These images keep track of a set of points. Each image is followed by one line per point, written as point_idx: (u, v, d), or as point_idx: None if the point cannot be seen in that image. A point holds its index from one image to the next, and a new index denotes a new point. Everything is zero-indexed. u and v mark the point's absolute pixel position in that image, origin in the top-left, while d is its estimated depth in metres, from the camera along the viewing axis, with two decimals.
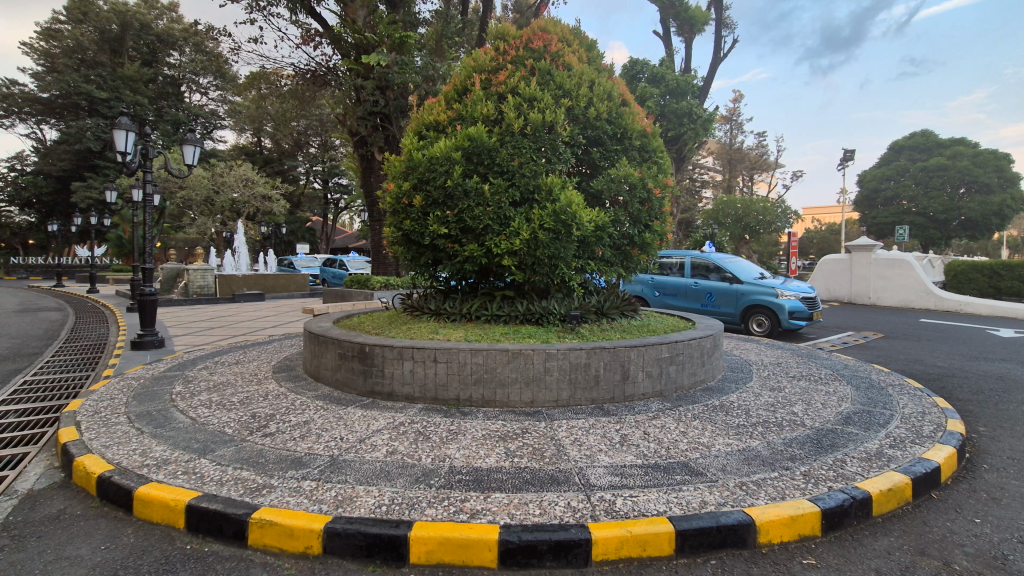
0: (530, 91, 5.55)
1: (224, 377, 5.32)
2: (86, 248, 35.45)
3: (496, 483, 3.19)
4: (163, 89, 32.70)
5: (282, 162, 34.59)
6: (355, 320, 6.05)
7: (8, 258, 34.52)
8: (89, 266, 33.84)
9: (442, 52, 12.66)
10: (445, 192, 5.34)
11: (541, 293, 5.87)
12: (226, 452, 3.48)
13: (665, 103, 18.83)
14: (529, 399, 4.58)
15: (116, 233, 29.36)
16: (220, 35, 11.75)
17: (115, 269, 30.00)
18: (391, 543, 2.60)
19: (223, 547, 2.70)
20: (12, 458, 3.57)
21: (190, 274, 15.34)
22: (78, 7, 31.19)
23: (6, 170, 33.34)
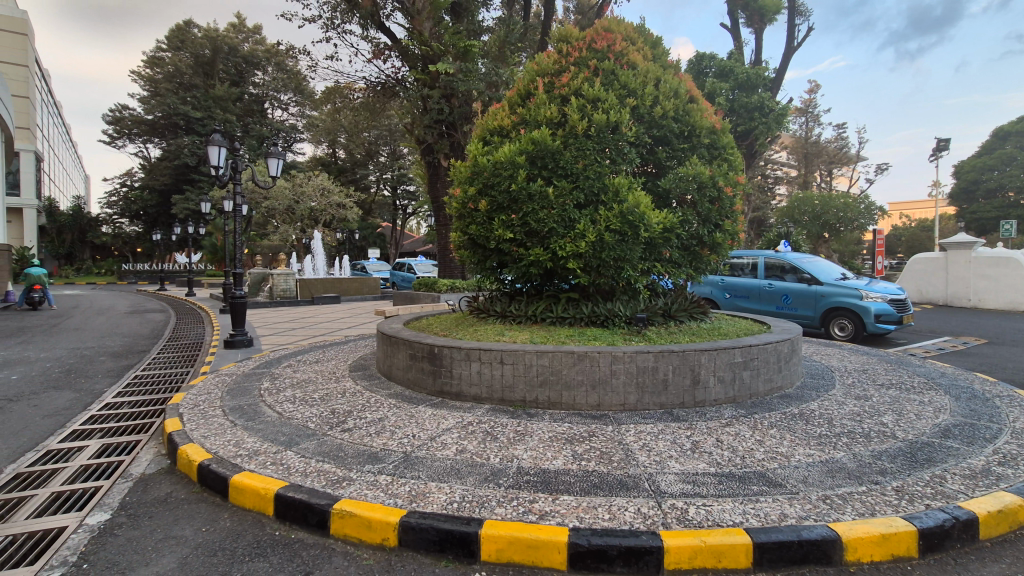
0: (594, 92, 5.51)
1: (306, 374, 5.65)
2: (184, 255, 38.83)
3: (564, 486, 3.18)
4: (248, 107, 35.35)
5: (353, 171, 36.36)
6: (424, 322, 6.24)
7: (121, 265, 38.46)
8: (187, 272, 37.04)
9: (505, 58, 12.84)
10: (510, 196, 5.41)
11: (607, 296, 5.81)
12: (309, 445, 3.70)
13: (734, 98, 18.06)
14: (595, 403, 4.53)
15: (209, 240, 32.04)
16: (299, 53, 12.53)
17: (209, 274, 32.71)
18: (462, 540, 2.67)
19: (308, 535, 2.87)
20: (126, 444, 3.96)
21: (274, 278, 16.44)
22: (176, 36, 34.12)
23: (118, 186, 37.16)
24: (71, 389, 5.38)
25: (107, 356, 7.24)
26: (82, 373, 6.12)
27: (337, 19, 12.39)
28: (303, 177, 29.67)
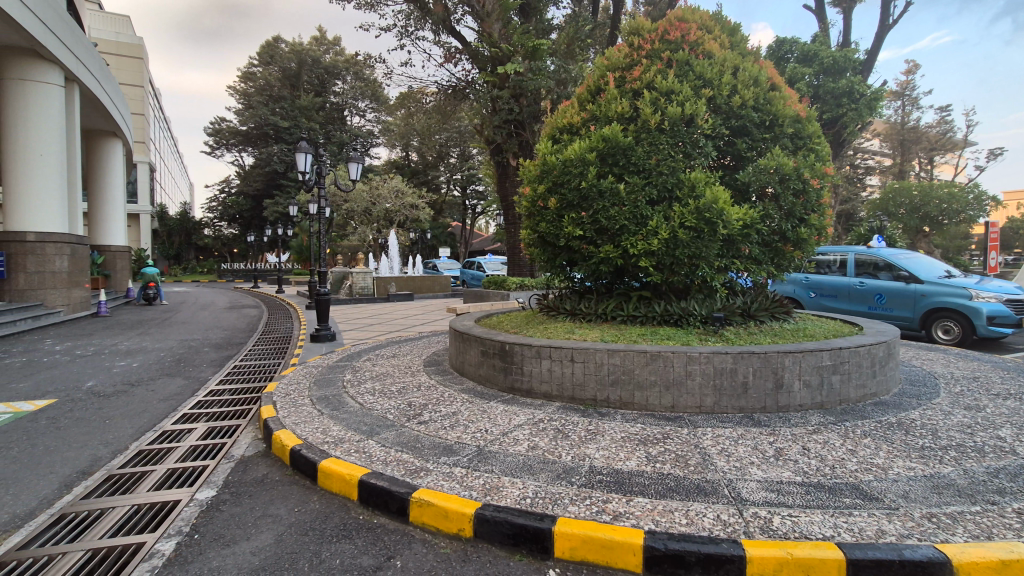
0: (668, 85, 5.34)
1: (384, 368, 5.92)
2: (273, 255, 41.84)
3: (638, 487, 3.12)
4: (329, 115, 37.54)
5: (425, 173, 37.60)
6: (494, 320, 6.32)
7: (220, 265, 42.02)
8: (276, 271, 39.87)
9: (574, 55, 12.76)
10: (581, 194, 5.38)
11: (681, 295, 5.63)
12: (388, 435, 3.87)
13: (819, 83, 16.91)
14: (669, 404, 4.40)
15: (296, 241, 34.27)
16: (376, 62, 13.12)
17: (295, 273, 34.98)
18: (536, 535, 2.68)
19: (389, 521, 3.00)
20: (228, 428, 4.34)
21: (354, 276, 17.33)
22: (266, 52, 36.71)
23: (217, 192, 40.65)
24: (182, 376, 5.96)
25: (211, 347, 7.95)
26: (190, 362, 6.77)
27: (411, 26, 12.81)
28: (380, 180, 31.06)
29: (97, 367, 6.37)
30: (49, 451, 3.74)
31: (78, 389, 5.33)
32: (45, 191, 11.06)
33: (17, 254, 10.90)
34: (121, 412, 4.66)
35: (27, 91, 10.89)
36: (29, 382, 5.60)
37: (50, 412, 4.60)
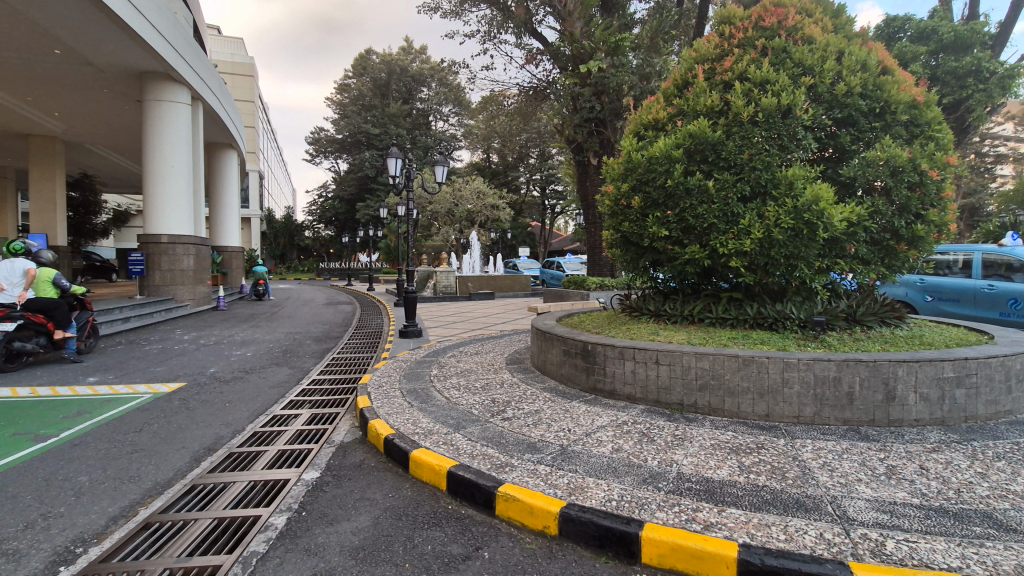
0: (763, 75, 5.04)
1: (468, 364, 6.09)
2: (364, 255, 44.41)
3: (730, 498, 2.98)
4: (416, 121, 39.29)
5: (506, 174, 38.22)
6: (576, 320, 6.29)
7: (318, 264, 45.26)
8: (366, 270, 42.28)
9: (658, 49, 12.42)
10: (666, 192, 5.22)
11: (775, 296, 5.30)
12: (474, 430, 3.98)
13: (937, 63, 15.29)
14: (764, 412, 4.16)
15: (385, 242, 36.10)
16: (460, 67, 13.52)
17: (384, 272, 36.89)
18: (622, 539, 2.65)
19: (476, 512, 3.09)
20: (328, 415, 4.67)
21: (438, 275, 17.98)
22: (359, 64, 39.00)
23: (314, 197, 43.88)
24: (287, 366, 6.49)
25: (313, 340, 8.61)
26: (295, 353, 7.36)
27: (493, 30, 13.05)
28: (463, 182, 32.03)
29: (218, 356, 7.10)
30: (181, 428, 4.22)
31: (202, 375, 5.97)
32: (176, 198, 12.47)
33: (153, 253, 12.40)
34: (238, 396, 5.17)
35: (160, 110, 12.34)
36: (164, 367, 6.36)
37: (182, 393, 5.20)
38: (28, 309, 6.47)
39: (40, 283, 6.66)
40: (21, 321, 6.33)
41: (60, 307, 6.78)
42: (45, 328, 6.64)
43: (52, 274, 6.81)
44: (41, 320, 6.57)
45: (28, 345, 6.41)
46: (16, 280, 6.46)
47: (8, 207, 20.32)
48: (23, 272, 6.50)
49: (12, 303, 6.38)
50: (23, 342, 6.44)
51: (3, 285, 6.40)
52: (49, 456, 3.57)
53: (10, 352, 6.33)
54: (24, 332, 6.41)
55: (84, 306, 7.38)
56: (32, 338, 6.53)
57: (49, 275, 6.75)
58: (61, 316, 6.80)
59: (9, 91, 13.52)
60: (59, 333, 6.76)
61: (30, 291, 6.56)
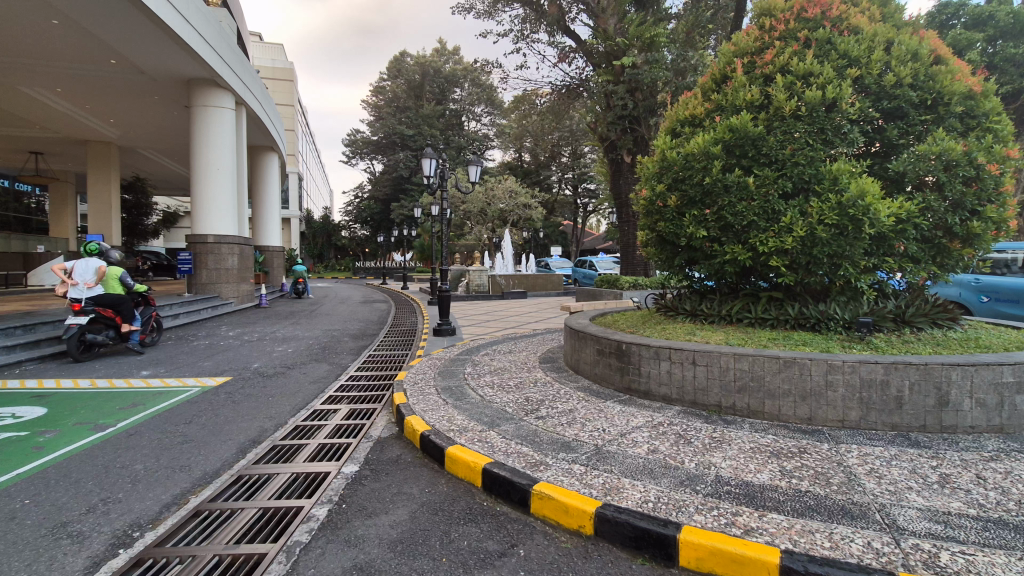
0: (805, 67, 4.88)
1: (502, 363, 6.13)
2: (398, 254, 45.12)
3: (772, 503, 2.90)
4: (449, 121, 39.71)
5: (538, 173, 38.22)
6: (610, 318, 6.25)
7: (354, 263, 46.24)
8: (400, 269, 42.97)
9: (693, 43, 12.20)
10: (704, 189, 5.12)
11: (818, 296, 5.13)
12: (509, 428, 4.00)
13: (994, 51, 14.52)
14: (806, 415, 4.03)
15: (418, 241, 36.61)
16: (493, 67, 13.57)
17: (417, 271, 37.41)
18: (660, 541, 2.61)
19: (511, 510, 3.10)
20: (366, 411, 4.77)
21: (470, 274, 18.11)
22: (393, 66, 39.63)
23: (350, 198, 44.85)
24: (326, 362, 6.66)
25: (350, 337, 8.81)
26: (333, 350, 7.55)
27: (526, 29, 13.06)
28: (495, 181, 32.17)
29: (261, 351, 7.36)
30: (228, 421, 4.38)
31: (247, 369, 6.20)
32: (220, 200, 12.94)
33: (200, 253, 12.94)
34: (280, 391, 5.34)
35: (206, 114, 12.83)
36: (211, 362, 6.63)
37: (228, 387, 5.40)
38: (99, 304, 6.85)
39: (109, 281, 6.95)
40: (92, 315, 6.73)
41: (127, 302, 7.14)
42: (113, 322, 7.06)
43: (119, 272, 7.12)
44: (110, 314, 6.98)
45: (98, 338, 6.85)
46: (88, 277, 6.76)
47: (69, 207, 21.24)
48: (94, 270, 6.80)
49: (85, 298, 6.73)
50: (94, 334, 6.89)
51: (77, 281, 6.72)
52: (108, 444, 3.78)
53: (83, 343, 6.79)
54: (94, 325, 6.83)
55: (148, 301, 7.77)
56: (102, 331, 6.97)
57: (117, 273, 7.05)
58: (127, 310, 7.18)
59: (70, 100, 14.34)
60: (125, 326, 7.17)
61: (100, 288, 6.88)
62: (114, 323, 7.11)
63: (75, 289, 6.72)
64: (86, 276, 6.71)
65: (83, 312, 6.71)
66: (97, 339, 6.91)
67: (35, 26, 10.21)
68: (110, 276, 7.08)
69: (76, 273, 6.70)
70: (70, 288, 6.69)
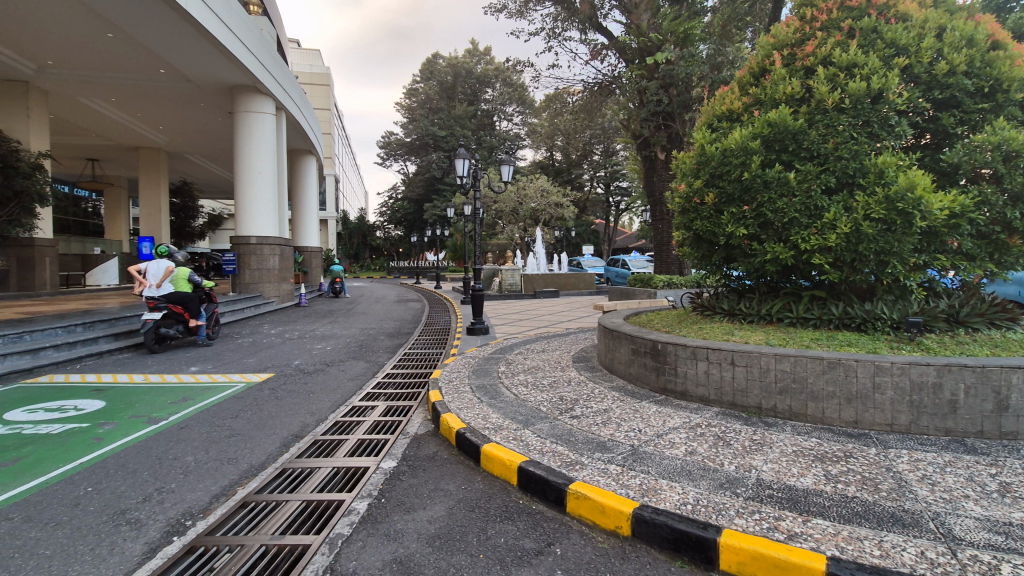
0: (850, 57, 4.70)
1: (535, 361, 6.13)
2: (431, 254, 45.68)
3: (816, 508, 2.80)
4: (481, 121, 39.95)
5: (570, 172, 38.05)
6: (644, 318, 6.18)
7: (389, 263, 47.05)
8: (433, 269, 43.46)
9: (730, 36, 11.90)
10: (742, 186, 5.00)
11: (864, 295, 4.94)
12: (543, 427, 4.00)
13: None
14: (852, 419, 3.89)
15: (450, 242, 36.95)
16: (524, 66, 13.57)
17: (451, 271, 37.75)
18: (699, 544, 2.56)
19: (547, 509, 3.10)
20: (403, 408, 4.86)
21: (503, 273, 18.18)
22: (426, 68, 40.14)
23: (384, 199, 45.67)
24: (363, 360, 6.81)
25: (386, 335, 8.98)
26: (369, 348, 7.70)
27: (558, 27, 13.00)
28: (527, 180, 32.19)
29: (302, 349, 7.57)
30: (271, 416, 4.53)
31: (289, 366, 6.39)
32: (261, 202, 13.37)
33: (242, 254, 13.41)
34: (320, 387, 5.48)
35: (247, 120, 13.26)
36: (254, 359, 6.87)
37: (271, 383, 5.59)
38: (170, 301, 7.43)
39: (177, 280, 7.38)
40: (163, 312, 7.32)
41: (194, 299, 7.65)
42: (182, 318, 7.63)
43: (187, 271, 7.54)
44: (179, 311, 7.54)
45: (170, 332, 7.47)
46: (158, 276, 7.24)
47: (122, 213, 22.11)
48: (164, 271, 7.26)
49: (157, 296, 7.28)
50: (166, 328, 7.51)
51: (150, 281, 7.26)
52: (162, 436, 3.96)
53: (157, 337, 7.44)
54: (166, 321, 7.43)
55: (210, 299, 8.28)
56: (172, 325, 7.57)
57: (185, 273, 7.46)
58: (193, 307, 7.73)
59: (123, 108, 15.09)
60: (192, 321, 7.74)
61: (170, 287, 7.35)
62: (183, 318, 7.70)
63: (149, 288, 7.27)
64: (155, 278, 7.16)
65: (156, 308, 7.35)
66: (169, 333, 7.53)
67: (90, 38, 10.77)
68: (180, 274, 7.55)
69: (150, 273, 7.21)
70: (145, 287, 7.26)
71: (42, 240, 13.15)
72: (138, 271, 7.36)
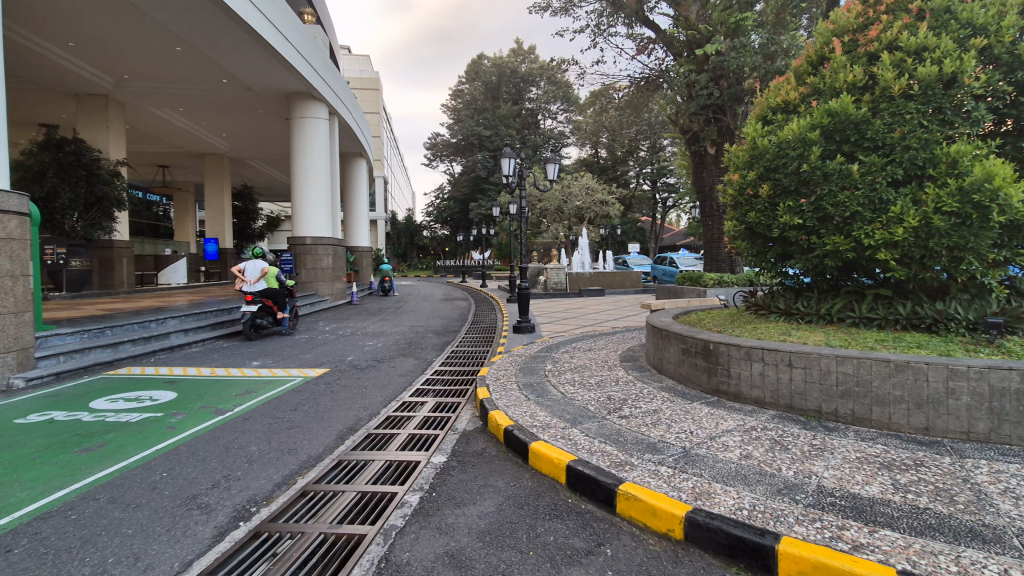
0: (919, 41, 4.42)
1: (582, 360, 6.09)
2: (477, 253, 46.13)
3: (884, 519, 2.65)
4: (525, 120, 40.04)
5: (615, 169, 37.49)
6: (695, 317, 6.02)
7: (435, 262, 47.86)
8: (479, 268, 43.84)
9: (785, 24, 11.39)
10: (800, 178, 4.79)
11: (935, 293, 4.64)
12: (591, 426, 3.97)
13: None
14: (922, 425, 3.66)
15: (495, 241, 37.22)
16: (569, 64, 13.47)
17: (496, 269, 38.00)
18: (756, 551, 2.47)
19: (597, 508, 3.07)
20: (451, 404, 4.94)
21: (548, 272, 18.14)
22: (471, 69, 40.60)
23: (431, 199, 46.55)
24: (412, 357, 6.97)
25: (434, 333, 9.16)
26: (418, 345, 7.87)
27: (603, 24, 12.83)
28: (572, 178, 31.98)
29: (354, 345, 7.83)
30: (327, 409, 4.71)
31: (342, 362, 6.62)
32: (314, 204, 13.88)
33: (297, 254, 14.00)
34: (372, 383, 5.65)
35: (301, 125, 13.80)
36: (310, 354, 7.16)
37: (326, 378, 5.81)
38: (264, 296, 8.50)
39: (270, 278, 8.42)
40: (260, 305, 8.38)
41: (280, 293, 8.76)
42: (272, 310, 8.72)
43: (277, 270, 8.61)
44: (271, 304, 8.63)
45: (264, 322, 8.55)
46: (254, 275, 8.25)
47: (189, 216, 23.38)
48: (259, 269, 8.28)
49: (253, 292, 8.32)
50: (260, 319, 8.55)
51: (247, 278, 8.28)
52: (228, 426, 4.20)
53: (253, 327, 8.46)
54: (261, 312, 8.51)
55: (291, 294, 9.43)
56: (265, 316, 8.66)
57: (275, 272, 8.53)
58: (281, 301, 8.85)
59: (189, 117, 16.03)
60: (281, 313, 8.85)
61: (264, 284, 8.40)
62: (272, 310, 8.77)
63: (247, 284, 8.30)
64: (254, 276, 8.16)
65: (253, 302, 8.39)
66: (262, 323, 8.62)
67: (161, 52, 11.50)
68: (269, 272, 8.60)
69: (247, 272, 8.20)
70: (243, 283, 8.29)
71: (119, 241, 14.16)
72: (238, 270, 8.40)
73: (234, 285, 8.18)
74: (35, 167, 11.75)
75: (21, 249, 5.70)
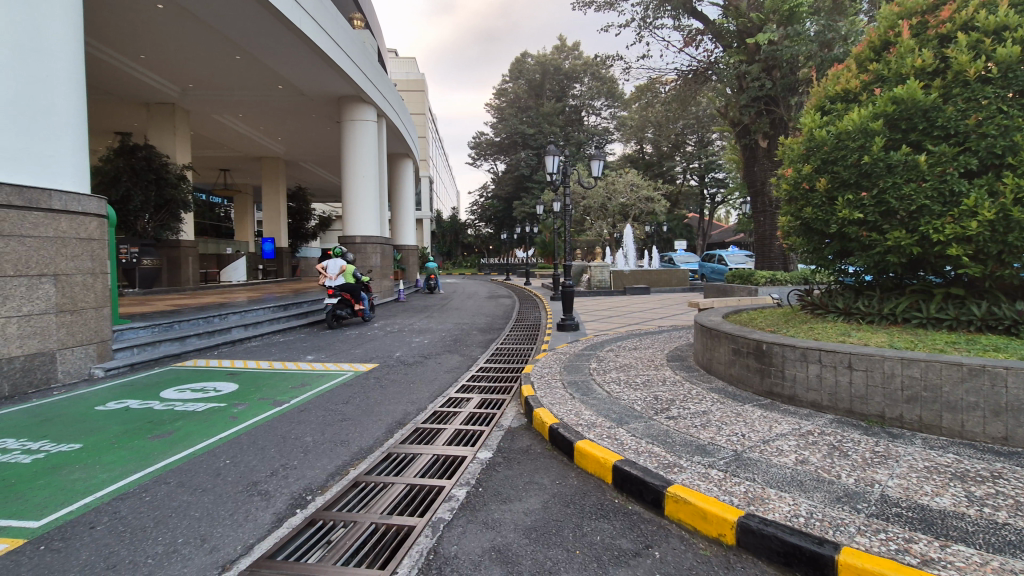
0: (998, 20, 4.11)
1: (628, 359, 6.01)
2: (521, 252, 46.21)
3: (957, 533, 2.47)
4: (569, 117, 39.84)
5: (661, 165, 36.68)
6: (746, 316, 5.82)
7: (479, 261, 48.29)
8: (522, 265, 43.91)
9: (843, 9, 10.82)
10: (861, 171, 4.54)
11: (1014, 292, 4.30)
12: (638, 426, 3.91)
13: None
14: (1000, 434, 3.40)
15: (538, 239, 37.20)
16: (614, 59, 13.28)
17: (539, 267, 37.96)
18: (813, 560, 2.37)
19: (644, 510, 3.03)
20: (496, 401, 4.98)
21: (592, 270, 17.93)
22: (515, 68, 40.76)
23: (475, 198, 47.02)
24: (457, 353, 7.07)
25: (479, 330, 9.25)
26: (463, 342, 7.98)
27: (649, 16, 12.55)
28: (616, 175, 31.53)
29: (401, 342, 8.02)
30: (377, 403, 4.85)
31: (390, 357, 6.80)
32: (362, 204, 14.28)
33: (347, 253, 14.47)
34: (419, 378, 5.77)
35: (350, 127, 14.22)
36: (360, 349, 7.39)
37: (376, 372, 5.99)
38: (343, 289, 9.59)
39: (348, 273, 9.59)
40: (340, 297, 9.47)
41: (357, 288, 9.83)
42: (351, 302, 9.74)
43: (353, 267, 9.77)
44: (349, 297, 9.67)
45: (344, 312, 9.55)
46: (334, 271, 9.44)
47: (247, 215, 24.55)
48: (338, 266, 9.51)
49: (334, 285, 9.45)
50: (340, 310, 9.57)
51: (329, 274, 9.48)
52: (285, 417, 4.40)
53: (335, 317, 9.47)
54: (341, 304, 9.56)
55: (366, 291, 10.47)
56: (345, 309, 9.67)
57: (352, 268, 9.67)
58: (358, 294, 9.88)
59: (247, 123, 16.81)
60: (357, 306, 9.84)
61: (344, 279, 9.57)
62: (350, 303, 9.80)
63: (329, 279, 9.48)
64: (333, 271, 9.37)
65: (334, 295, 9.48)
66: (343, 314, 9.65)
67: (222, 61, 12.11)
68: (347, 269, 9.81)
69: (329, 268, 9.47)
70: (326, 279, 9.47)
71: (184, 241, 15.01)
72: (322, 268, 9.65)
73: (318, 280, 9.47)
74: (110, 172, 12.54)
75: (100, 248, 6.13)
